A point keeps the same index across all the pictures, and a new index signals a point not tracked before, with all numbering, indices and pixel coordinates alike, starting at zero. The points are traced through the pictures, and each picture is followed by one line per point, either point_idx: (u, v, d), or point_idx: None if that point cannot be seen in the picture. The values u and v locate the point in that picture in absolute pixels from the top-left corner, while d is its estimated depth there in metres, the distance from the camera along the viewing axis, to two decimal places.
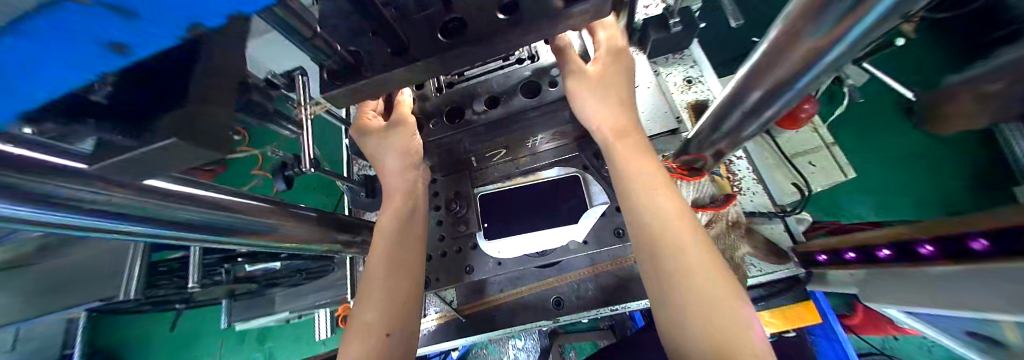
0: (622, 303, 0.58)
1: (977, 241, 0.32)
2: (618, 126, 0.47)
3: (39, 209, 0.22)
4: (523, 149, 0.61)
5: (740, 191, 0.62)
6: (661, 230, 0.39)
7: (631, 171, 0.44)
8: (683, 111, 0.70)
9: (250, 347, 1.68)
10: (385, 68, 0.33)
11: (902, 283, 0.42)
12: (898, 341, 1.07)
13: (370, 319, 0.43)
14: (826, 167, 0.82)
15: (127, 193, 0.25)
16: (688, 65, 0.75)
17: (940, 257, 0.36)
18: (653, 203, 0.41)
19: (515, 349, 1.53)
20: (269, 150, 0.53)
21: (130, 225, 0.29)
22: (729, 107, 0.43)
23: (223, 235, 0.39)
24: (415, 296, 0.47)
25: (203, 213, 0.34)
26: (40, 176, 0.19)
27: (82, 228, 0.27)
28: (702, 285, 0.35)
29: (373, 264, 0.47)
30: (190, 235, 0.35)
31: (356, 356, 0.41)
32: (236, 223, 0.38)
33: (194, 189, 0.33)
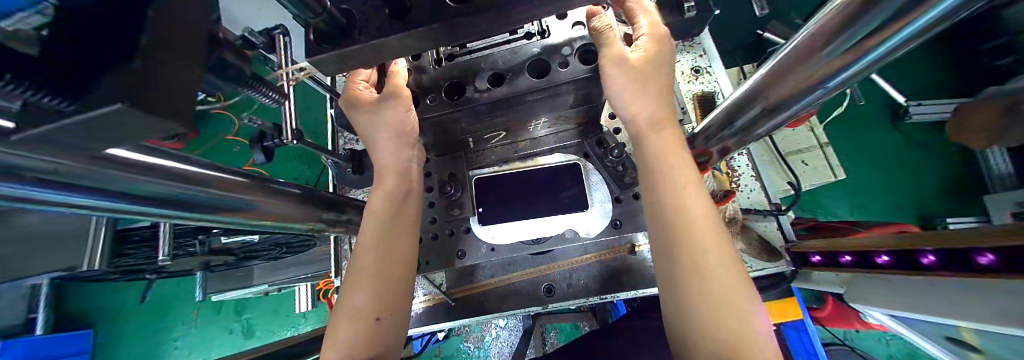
0: (612, 293, 0.58)
1: (982, 255, 0.35)
2: (651, 116, 0.45)
3: None
4: (523, 133, 0.59)
5: (738, 188, 0.62)
6: (683, 227, 0.38)
7: (658, 162, 0.42)
8: (688, 102, 0.68)
9: (227, 317, 1.67)
10: (379, 33, 0.29)
11: (884, 287, 0.45)
12: (861, 334, 1.18)
13: (358, 302, 0.42)
14: (818, 167, 0.84)
15: (65, 161, 0.21)
16: (697, 54, 0.72)
17: (939, 267, 0.39)
18: (676, 199, 0.40)
19: (498, 327, 1.58)
20: (245, 118, 0.47)
21: (77, 197, 0.25)
22: (743, 104, 0.41)
23: (191, 210, 0.35)
24: (406, 281, 0.45)
25: (166, 186, 0.30)
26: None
27: (17, 199, 0.23)
28: (710, 281, 0.35)
29: (362, 249, 0.44)
30: (152, 208, 0.32)
31: (345, 338, 0.39)
32: (205, 198, 0.34)
33: (163, 160, 0.29)
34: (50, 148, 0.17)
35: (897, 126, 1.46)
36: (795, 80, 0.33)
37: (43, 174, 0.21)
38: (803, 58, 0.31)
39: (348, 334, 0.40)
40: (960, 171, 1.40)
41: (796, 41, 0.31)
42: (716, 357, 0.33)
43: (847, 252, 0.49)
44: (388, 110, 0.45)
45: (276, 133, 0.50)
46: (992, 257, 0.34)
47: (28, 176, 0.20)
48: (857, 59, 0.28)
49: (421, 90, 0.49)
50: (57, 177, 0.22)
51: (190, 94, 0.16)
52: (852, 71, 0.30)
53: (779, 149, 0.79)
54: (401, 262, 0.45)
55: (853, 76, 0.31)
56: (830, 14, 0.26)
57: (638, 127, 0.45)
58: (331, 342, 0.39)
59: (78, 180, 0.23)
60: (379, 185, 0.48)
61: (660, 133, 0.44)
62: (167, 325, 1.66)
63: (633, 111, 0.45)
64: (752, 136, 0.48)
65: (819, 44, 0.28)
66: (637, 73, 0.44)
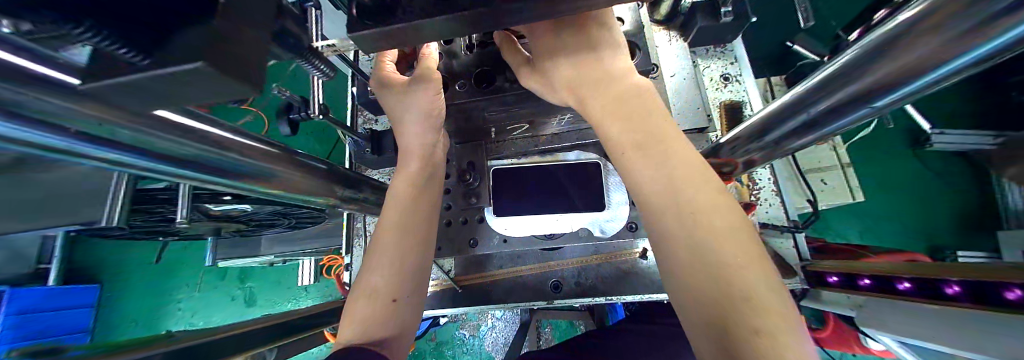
0: (619, 295, 0.58)
1: (1013, 291, 0.33)
2: (623, 94, 0.41)
3: (10, 125, 0.17)
4: (544, 128, 0.59)
5: (757, 202, 0.62)
6: (658, 204, 0.36)
7: (632, 138, 0.39)
8: (714, 110, 0.67)
9: (231, 284, 1.71)
10: (420, 14, 0.29)
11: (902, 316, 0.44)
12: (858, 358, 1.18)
13: (376, 283, 0.42)
14: (836, 187, 0.82)
15: (115, 118, 0.21)
16: (728, 61, 0.70)
17: (961, 298, 0.37)
18: (647, 174, 0.37)
19: (493, 318, 1.60)
20: (274, 89, 0.47)
21: (125, 156, 0.26)
22: (774, 119, 0.41)
23: (223, 177, 0.35)
24: (420, 266, 0.45)
25: (204, 152, 0.30)
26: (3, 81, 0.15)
27: (66, 153, 0.23)
28: (719, 257, 0.31)
29: (382, 231, 0.44)
30: (188, 173, 0.32)
31: (361, 318, 0.40)
32: (237, 166, 0.34)
33: (198, 123, 0.29)
34: (107, 102, 0.17)
35: (917, 153, 1.43)
36: (831, 99, 0.32)
37: (88, 128, 0.21)
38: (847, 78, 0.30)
39: (362, 311, 0.40)
40: (978, 204, 1.37)
41: (835, 64, 0.30)
42: (709, 331, 0.31)
43: (864, 274, 0.47)
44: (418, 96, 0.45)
45: (303, 105, 0.50)
46: (1018, 291, 0.32)
47: (70, 130, 0.20)
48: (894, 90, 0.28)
49: (450, 75, 0.50)
50: (97, 133, 0.22)
51: (262, 56, 0.16)
52: (885, 102, 0.29)
53: (800, 166, 0.78)
54: (417, 248, 0.45)
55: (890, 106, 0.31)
56: (870, 40, 0.26)
57: (605, 106, 0.41)
58: (348, 320, 0.40)
59: (116, 138, 0.23)
60: (403, 172, 0.48)
61: (647, 105, 0.40)
62: (173, 287, 1.71)
63: (593, 97, 0.42)
64: (782, 151, 0.46)
65: (860, 67, 0.27)
66: (581, 68, 0.43)
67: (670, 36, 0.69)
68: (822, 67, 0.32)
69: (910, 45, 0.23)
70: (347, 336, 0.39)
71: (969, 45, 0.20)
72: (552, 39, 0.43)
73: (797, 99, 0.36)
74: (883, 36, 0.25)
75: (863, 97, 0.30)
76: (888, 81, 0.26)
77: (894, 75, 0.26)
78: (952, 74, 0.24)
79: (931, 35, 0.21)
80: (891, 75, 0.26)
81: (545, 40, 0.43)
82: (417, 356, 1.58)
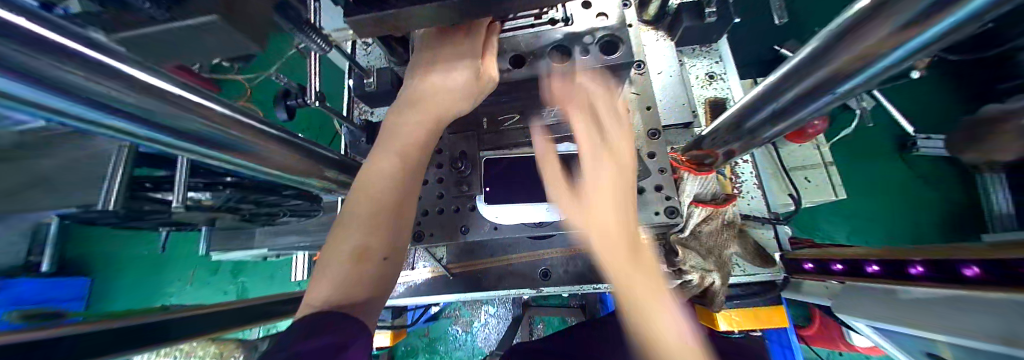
0: (605, 283, 0.60)
1: (969, 269, 0.36)
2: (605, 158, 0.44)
3: (39, 92, 0.19)
4: (534, 117, 0.60)
5: (740, 194, 0.64)
6: (618, 258, 0.37)
7: (606, 195, 0.41)
8: (700, 106, 0.70)
9: (223, 278, 1.71)
10: (411, 2, 0.31)
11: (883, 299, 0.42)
12: (844, 356, 1.21)
13: (350, 247, 0.44)
14: (820, 184, 0.85)
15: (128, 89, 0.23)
16: (713, 60, 0.72)
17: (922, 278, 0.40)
18: (613, 227, 0.39)
19: (486, 314, 1.60)
20: (273, 75, 0.49)
21: (138, 128, 0.27)
22: (751, 108, 0.43)
23: (223, 153, 0.36)
24: (393, 234, 0.46)
25: (207, 128, 0.31)
26: (48, 51, 0.17)
27: (81, 122, 0.25)
28: (653, 327, 0.32)
29: (357, 196, 0.46)
30: (193, 148, 0.34)
31: (332, 282, 0.42)
32: (237, 143, 0.36)
33: (202, 98, 0.30)
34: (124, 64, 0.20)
35: (904, 157, 1.47)
36: (800, 86, 0.34)
37: (109, 97, 0.23)
38: (805, 70, 0.32)
39: (336, 274, 0.42)
40: (963, 208, 1.40)
41: (802, 53, 0.32)
42: None
43: (837, 259, 0.51)
44: (451, 77, 0.45)
45: (300, 93, 0.51)
46: (977, 268, 0.34)
47: (90, 98, 0.22)
48: (850, 80, 0.30)
49: None
50: (117, 105, 0.24)
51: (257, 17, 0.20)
52: (845, 88, 0.32)
53: (783, 163, 0.81)
54: (391, 221, 0.46)
55: (846, 94, 0.33)
56: (833, 31, 0.28)
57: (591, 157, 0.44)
58: (319, 286, 0.42)
59: (134, 110, 0.25)
60: (385, 146, 0.47)
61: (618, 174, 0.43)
62: (164, 280, 1.70)
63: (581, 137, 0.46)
64: (758, 141, 0.49)
65: (820, 57, 0.30)
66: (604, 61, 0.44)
67: (659, 35, 0.71)
68: (789, 59, 0.35)
69: (865, 35, 0.25)
70: (321, 297, 0.42)
71: (911, 36, 0.22)
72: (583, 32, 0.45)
73: (769, 90, 0.38)
74: (840, 28, 0.27)
75: (826, 84, 0.32)
76: (844, 69, 0.29)
77: (852, 63, 0.28)
78: (899, 61, 0.26)
79: (875, 26, 0.23)
80: (844, 63, 0.28)
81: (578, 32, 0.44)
82: (409, 352, 1.58)
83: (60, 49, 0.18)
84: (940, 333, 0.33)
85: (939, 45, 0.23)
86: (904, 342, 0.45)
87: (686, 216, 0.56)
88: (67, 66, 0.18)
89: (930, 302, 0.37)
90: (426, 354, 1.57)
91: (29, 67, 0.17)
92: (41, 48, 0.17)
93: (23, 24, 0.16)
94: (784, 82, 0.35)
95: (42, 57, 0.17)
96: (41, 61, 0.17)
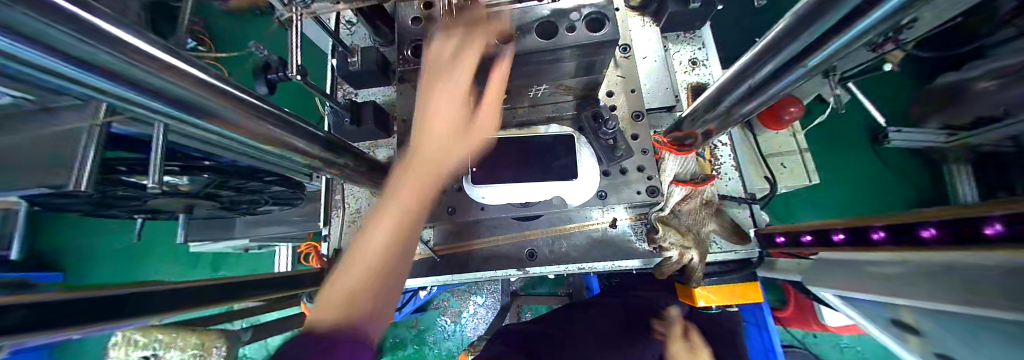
0: (590, 262, 0.62)
1: (926, 231, 0.36)
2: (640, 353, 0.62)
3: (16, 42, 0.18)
4: (520, 97, 0.59)
5: (718, 175, 0.66)
6: None
7: None
8: (682, 91, 0.71)
9: (204, 271, 1.65)
10: None
11: (852, 271, 0.45)
12: (817, 338, 1.28)
13: (364, 253, 0.38)
14: (795, 170, 0.88)
15: (114, 51, 0.21)
16: (696, 47, 0.74)
17: (885, 243, 0.41)
18: None
19: (475, 304, 1.62)
20: (252, 47, 0.47)
21: (129, 93, 0.26)
22: (726, 88, 0.44)
23: (209, 122, 0.34)
24: (407, 241, 0.41)
25: (195, 97, 0.30)
26: (38, 9, 0.17)
27: (61, 80, 0.23)
28: None
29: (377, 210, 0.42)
30: (177, 115, 0.32)
31: (336, 298, 0.34)
32: (225, 113, 0.34)
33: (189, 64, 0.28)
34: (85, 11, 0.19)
35: (875, 149, 1.54)
36: (772, 65, 0.36)
37: (109, 65, 0.22)
38: (774, 48, 0.34)
39: (343, 287, 0.36)
40: (926, 197, 1.49)
41: (771, 31, 0.33)
42: None
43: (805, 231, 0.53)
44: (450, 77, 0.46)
45: (280, 67, 0.50)
46: (933, 230, 0.35)
47: (89, 63, 0.21)
48: (814, 57, 0.32)
49: (427, 39, 0.50)
50: (112, 71, 0.23)
51: None
52: (811, 64, 0.33)
53: (761, 149, 0.84)
54: (409, 225, 0.42)
55: (812, 70, 0.34)
56: (797, 8, 0.29)
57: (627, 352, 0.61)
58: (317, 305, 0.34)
59: (128, 78, 0.24)
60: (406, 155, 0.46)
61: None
62: (140, 274, 1.64)
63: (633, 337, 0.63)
64: (735, 119, 0.50)
65: (787, 35, 0.31)
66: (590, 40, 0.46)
67: (644, 21, 0.72)
68: (761, 37, 0.36)
69: (824, 10, 0.26)
70: (318, 319, 0.33)
71: (867, 8, 0.23)
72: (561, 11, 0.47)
73: (742, 69, 0.40)
74: (804, 5, 0.28)
75: (794, 60, 0.33)
76: (809, 45, 0.30)
77: (817, 38, 0.29)
78: (857, 36, 0.27)
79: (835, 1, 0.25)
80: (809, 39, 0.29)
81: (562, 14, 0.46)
82: (398, 342, 1.58)
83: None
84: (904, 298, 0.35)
85: (893, 19, 0.25)
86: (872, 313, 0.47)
87: (666, 195, 0.59)
88: (41, 19, 0.17)
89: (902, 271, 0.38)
90: (415, 345, 1.57)
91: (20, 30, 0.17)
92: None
93: None
94: (756, 61, 0.37)
95: (31, 13, 0.17)
96: (30, 18, 0.17)
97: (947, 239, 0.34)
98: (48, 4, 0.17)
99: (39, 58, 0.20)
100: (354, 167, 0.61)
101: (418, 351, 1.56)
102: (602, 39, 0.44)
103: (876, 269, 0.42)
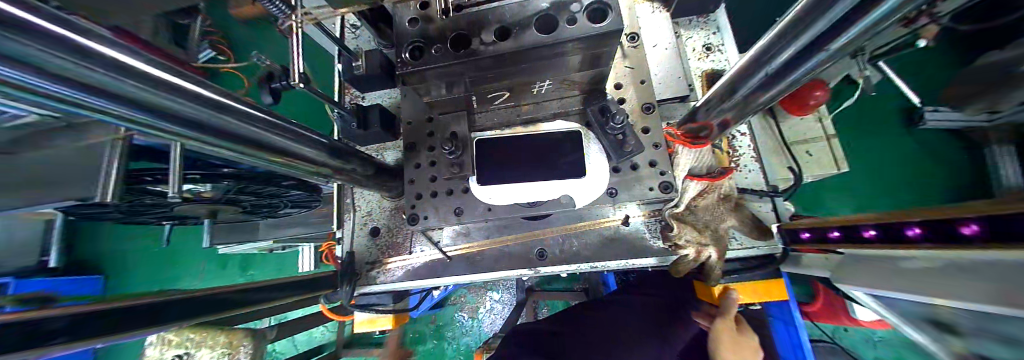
0: (603, 261, 0.60)
1: (968, 226, 0.32)
2: None
3: (33, 78, 0.18)
4: (524, 94, 0.57)
5: (737, 167, 0.63)
6: None
7: None
8: (696, 80, 0.68)
9: (233, 272, 1.74)
10: None
11: (888, 269, 0.41)
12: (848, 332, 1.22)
13: None
14: (822, 157, 0.83)
15: (133, 80, 0.22)
16: (711, 31, 0.69)
17: (920, 239, 0.37)
18: None
19: (491, 300, 1.63)
20: (255, 57, 0.48)
21: (149, 119, 0.26)
22: (743, 76, 0.41)
23: (226, 141, 0.35)
24: None
25: (212, 118, 0.30)
26: (43, 43, 0.17)
27: (86, 109, 0.24)
28: None
29: None
30: (195, 135, 0.32)
31: None
32: (240, 130, 0.34)
33: (200, 86, 0.28)
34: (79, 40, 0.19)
35: (911, 131, 1.43)
36: (793, 49, 0.33)
37: (114, 89, 0.22)
38: (793, 31, 0.31)
39: None
40: (971, 180, 1.38)
41: (791, 13, 0.31)
42: None
43: (833, 226, 0.48)
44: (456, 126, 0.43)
45: (284, 76, 0.51)
46: (975, 225, 0.31)
47: (109, 94, 0.22)
48: (839, 39, 0.29)
49: (425, 40, 0.49)
50: (130, 99, 0.23)
51: None
52: (836, 47, 0.30)
53: (784, 137, 0.79)
54: None
55: (836, 54, 0.32)
56: None
57: None
58: None
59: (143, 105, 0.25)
60: None
61: None
62: (176, 276, 1.74)
63: None
64: (752, 108, 0.47)
65: (809, 16, 0.28)
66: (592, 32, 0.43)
67: (654, 7, 0.68)
68: (780, 19, 0.33)
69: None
70: None
71: None
72: (562, 5, 0.45)
73: (760, 54, 0.37)
74: None
75: (816, 44, 0.30)
76: (833, 27, 0.27)
77: (842, 18, 0.26)
78: (885, 17, 0.25)
79: None
80: (833, 19, 0.27)
81: (563, 7, 0.45)
82: (418, 338, 1.63)
83: (43, 34, 0.17)
84: (941, 299, 0.32)
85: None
86: (904, 313, 0.43)
87: (682, 190, 0.56)
88: (53, 53, 0.17)
89: (941, 270, 0.34)
90: (434, 341, 1.61)
91: (19, 61, 0.17)
92: (30, 35, 0.16)
93: (9, 9, 0.15)
94: (775, 46, 0.34)
95: (33, 46, 0.17)
96: (37, 51, 0.17)
97: (996, 236, 0.29)
98: (61, 40, 0.18)
99: (62, 91, 0.20)
100: (363, 173, 0.61)
101: (438, 346, 1.60)
102: (606, 29, 0.42)
103: (912, 265, 0.38)
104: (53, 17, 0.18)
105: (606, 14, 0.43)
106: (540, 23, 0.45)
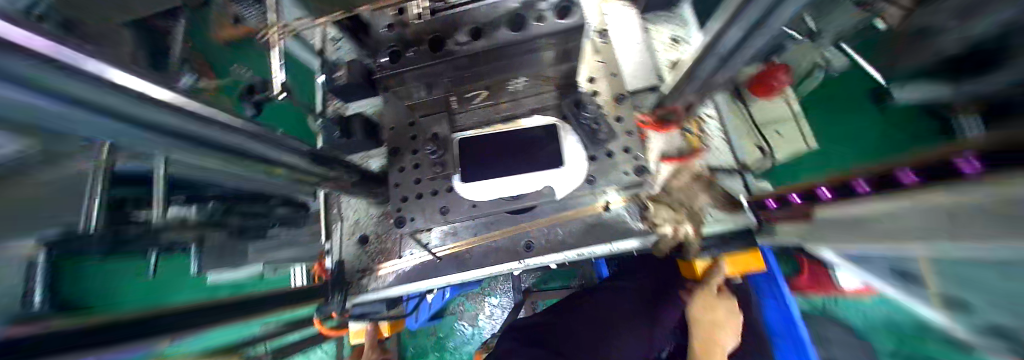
0: (587, 248, 0.62)
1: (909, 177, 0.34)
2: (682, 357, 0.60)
3: (26, 94, 0.20)
4: (501, 92, 0.60)
5: (709, 149, 0.66)
6: None
7: None
8: (666, 70, 0.71)
9: None
10: None
11: None
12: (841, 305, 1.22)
13: None
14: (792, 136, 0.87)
15: (118, 94, 0.24)
16: (677, 24, 0.74)
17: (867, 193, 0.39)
18: None
19: (490, 305, 1.61)
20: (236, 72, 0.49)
21: (128, 127, 0.28)
22: (702, 58, 0.44)
23: (208, 148, 0.36)
24: None
25: (193, 127, 0.32)
26: (41, 62, 0.19)
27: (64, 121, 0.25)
28: None
29: None
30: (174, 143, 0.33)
31: None
32: (222, 139, 0.36)
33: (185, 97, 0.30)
34: (71, 57, 0.20)
35: None
36: (738, 29, 0.36)
37: (99, 102, 0.23)
38: (736, 12, 0.34)
39: None
40: None
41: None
42: None
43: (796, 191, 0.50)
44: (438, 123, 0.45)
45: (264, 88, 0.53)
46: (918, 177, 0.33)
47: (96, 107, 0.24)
48: (775, 16, 0.32)
49: (404, 45, 0.52)
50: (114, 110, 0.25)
51: None
52: (774, 23, 0.33)
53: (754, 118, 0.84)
54: None
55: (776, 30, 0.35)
56: None
57: None
58: None
59: (129, 116, 0.26)
60: None
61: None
62: None
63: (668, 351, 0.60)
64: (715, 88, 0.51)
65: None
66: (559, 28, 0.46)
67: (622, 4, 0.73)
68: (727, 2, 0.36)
69: None
70: None
71: None
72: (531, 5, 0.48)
73: (713, 37, 0.40)
74: None
75: (756, 22, 0.33)
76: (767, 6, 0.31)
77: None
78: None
79: None
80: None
81: (533, 8, 0.48)
82: (417, 350, 1.60)
83: (41, 54, 0.18)
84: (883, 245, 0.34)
85: None
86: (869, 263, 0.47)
87: (656, 172, 0.58)
88: (46, 71, 0.19)
89: None
90: (435, 352, 1.59)
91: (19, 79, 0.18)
92: (29, 55, 0.18)
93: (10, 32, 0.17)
94: (724, 27, 0.37)
95: (32, 65, 0.18)
96: (33, 69, 0.18)
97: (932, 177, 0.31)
98: (59, 59, 0.19)
99: (49, 105, 0.22)
100: (345, 178, 0.62)
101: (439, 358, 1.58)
102: (571, 25, 0.45)
103: None
104: (52, 39, 0.19)
105: (571, 11, 0.46)
106: (512, 23, 0.48)
